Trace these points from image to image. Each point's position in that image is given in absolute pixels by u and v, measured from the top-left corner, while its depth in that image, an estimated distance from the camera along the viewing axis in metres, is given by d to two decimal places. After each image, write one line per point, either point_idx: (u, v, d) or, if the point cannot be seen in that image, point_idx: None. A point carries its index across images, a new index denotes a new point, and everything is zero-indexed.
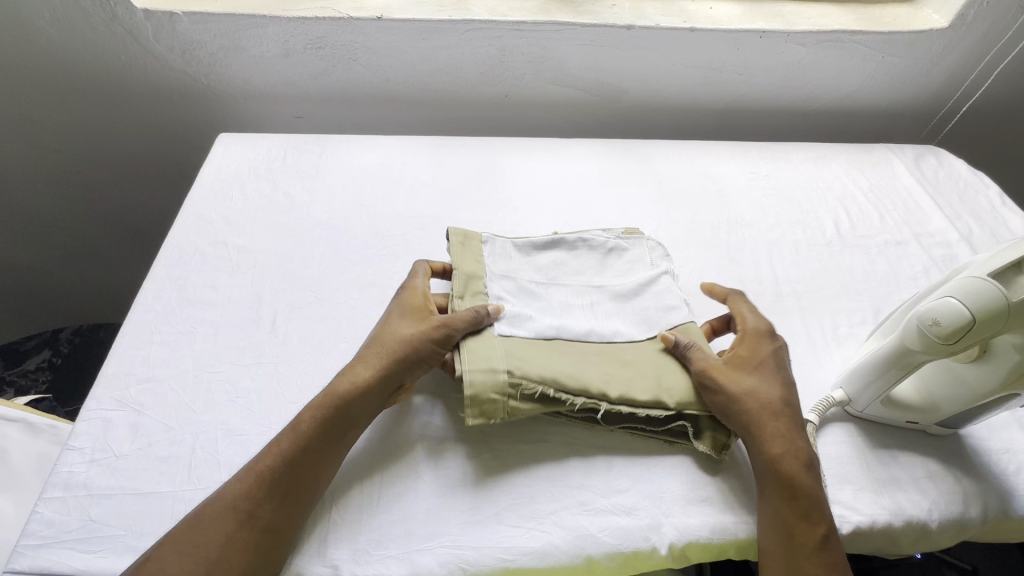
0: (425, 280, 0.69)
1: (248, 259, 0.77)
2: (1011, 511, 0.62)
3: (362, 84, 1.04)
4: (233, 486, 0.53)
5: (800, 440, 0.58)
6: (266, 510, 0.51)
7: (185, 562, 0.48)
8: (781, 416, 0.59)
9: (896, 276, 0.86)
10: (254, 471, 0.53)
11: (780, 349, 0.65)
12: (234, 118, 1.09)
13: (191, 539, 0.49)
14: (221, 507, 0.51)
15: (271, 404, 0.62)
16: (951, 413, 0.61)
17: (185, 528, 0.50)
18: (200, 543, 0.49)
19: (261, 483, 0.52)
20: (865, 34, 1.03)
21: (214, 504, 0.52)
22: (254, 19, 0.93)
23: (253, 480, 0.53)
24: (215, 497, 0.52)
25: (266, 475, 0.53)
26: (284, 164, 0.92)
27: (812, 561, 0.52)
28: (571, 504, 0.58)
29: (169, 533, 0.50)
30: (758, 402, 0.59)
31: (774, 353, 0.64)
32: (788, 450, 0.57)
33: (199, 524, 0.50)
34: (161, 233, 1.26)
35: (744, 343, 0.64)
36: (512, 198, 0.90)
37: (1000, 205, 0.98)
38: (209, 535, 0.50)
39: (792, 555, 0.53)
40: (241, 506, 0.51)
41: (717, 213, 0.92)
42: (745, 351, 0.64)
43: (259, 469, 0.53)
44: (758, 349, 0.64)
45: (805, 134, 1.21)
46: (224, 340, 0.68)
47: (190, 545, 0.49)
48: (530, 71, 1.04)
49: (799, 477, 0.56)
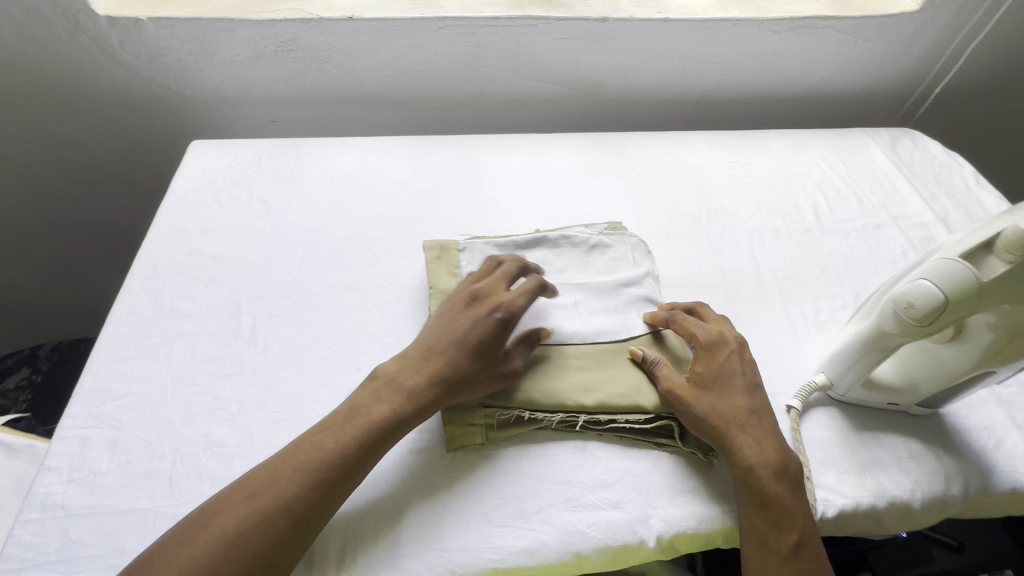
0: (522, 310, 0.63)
1: (225, 268, 0.76)
2: (993, 486, 0.63)
3: (337, 86, 1.03)
4: (287, 485, 0.50)
5: (771, 447, 0.58)
6: (321, 517, 0.51)
7: (235, 557, 0.47)
8: (747, 427, 0.59)
9: (876, 259, 0.86)
10: (305, 470, 0.51)
11: (734, 351, 0.64)
12: (207, 125, 1.07)
13: (244, 538, 0.47)
14: (272, 505, 0.49)
15: (252, 414, 0.62)
16: (930, 393, 0.62)
17: (236, 523, 0.48)
18: (254, 544, 0.47)
19: (317, 491, 0.51)
20: (837, 19, 1.04)
21: (265, 502, 0.49)
22: (222, 23, 0.92)
23: (306, 487, 0.50)
24: (263, 492, 0.50)
25: (324, 485, 0.51)
26: (259, 170, 0.90)
27: (779, 570, 0.53)
28: (558, 501, 0.58)
29: (200, 524, 0.48)
30: (721, 417, 0.59)
31: (728, 362, 0.63)
32: (758, 459, 0.57)
33: (246, 519, 0.48)
34: (136, 242, 1.23)
35: (699, 360, 0.63)
36: (492, 196, 0.89)
37: (974, 184, 1.00)
38: (264, 534, 0.48)
39: (762, 563, 0.54)
40: (295, 507, 0.50)
41: (697, 203, 0.92)
42: (702, 369, 0.62)
43: (313, 472, 0.51)
44: (714, 364, 0.62)
45: (783, 122, 1.22)
46: (202, 352, 0.67)
47: (241, 540, 0.47)
48: (505, 67, 1.03)
49: (769, 487, 0.56)
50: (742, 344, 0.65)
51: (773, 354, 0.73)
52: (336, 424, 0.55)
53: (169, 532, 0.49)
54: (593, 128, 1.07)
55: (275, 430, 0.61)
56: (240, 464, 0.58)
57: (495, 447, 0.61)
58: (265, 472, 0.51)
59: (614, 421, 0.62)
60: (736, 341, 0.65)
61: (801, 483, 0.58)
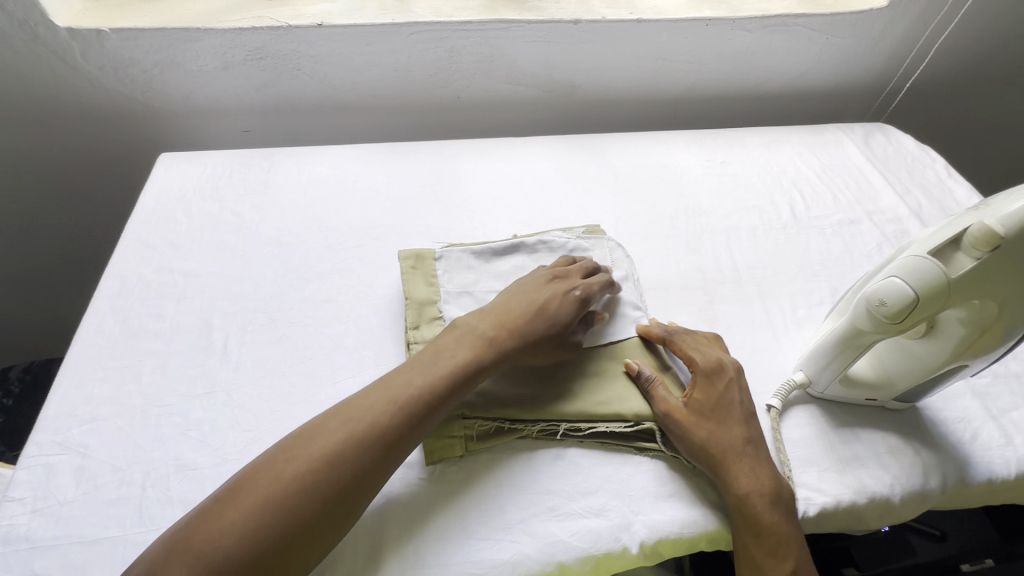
0: (591, 293, 0.67)
1: (195, 283, 0.74)
2: (970, 478, 0.63)
3: (309, 94, 1.01)
4: (382, 414, 0.53)
5: (766, 475, 0.58)
6: (403, 450, 0.53)
7: (331, 477, 0.49)
8: (744, 455, 0.58)
9: (851, 255, 0.87)
10: (396, 403, 0.54)
11: (733, 380, 0.63)
12: (176, 136, 1.05)
13: (340, 458, 0.50)
14: (364, 432, 0.52)
15: (225, 434, 0.60)
16: (906, 388, 0.63)
17: (334, 444, 0.50)
18: (352, 464, 0.50)
19: (407, 423, 0.54)
20: (808, 17, 1.04)
21: (361, 427, 0.52)
22: (189, 33, 0.90)
23: (397, 417, 0.53)
24: (356, 420, 0.52)
25: (413, 417, 0.54)
26: (230, 181, 0.89)
27: None
28: (540, 511, 0.57)
29: (288, 451, 0.50)
30: (718, 446, 0.58)
31: (726, 391, 0.62)
32: (754, 489, 0.56)
33: (340, 444, 0.51)
34: (106, 255, 1.20)
35: (698, 387, 0.62)
36: (469, 202, 0.88)
37: (946, 177, 1.01)
38: (358, 457, 0.50)
39: None
40: (386, 436, 0.52)
41: (674, 203, 0.92)
42: (701, 395, 0.61)
43: (403, 405, 0.54)
44: (712, 392, 0.62)
45: (758, 120, 1.23)
46: (173, 371, 0.65)
47: (338, 460, 0.50)
48: (480, 71, 1.02)
49: (764, 517, 0.55)
50: (741, 371, 0.65)
51: (752, 352, 0.73)
52: (422, 365, 0.58)
53: (240, 469, 0.50)
54: (569, 130, 1.07)
55: (249, 449, 0.59)
56: (213, 486, 0.56)
57: (475, 459, 0.61)
58: (360, 399, 0.54)
59: (595, 429, 0.62)
60: (735, 369, 0.64)
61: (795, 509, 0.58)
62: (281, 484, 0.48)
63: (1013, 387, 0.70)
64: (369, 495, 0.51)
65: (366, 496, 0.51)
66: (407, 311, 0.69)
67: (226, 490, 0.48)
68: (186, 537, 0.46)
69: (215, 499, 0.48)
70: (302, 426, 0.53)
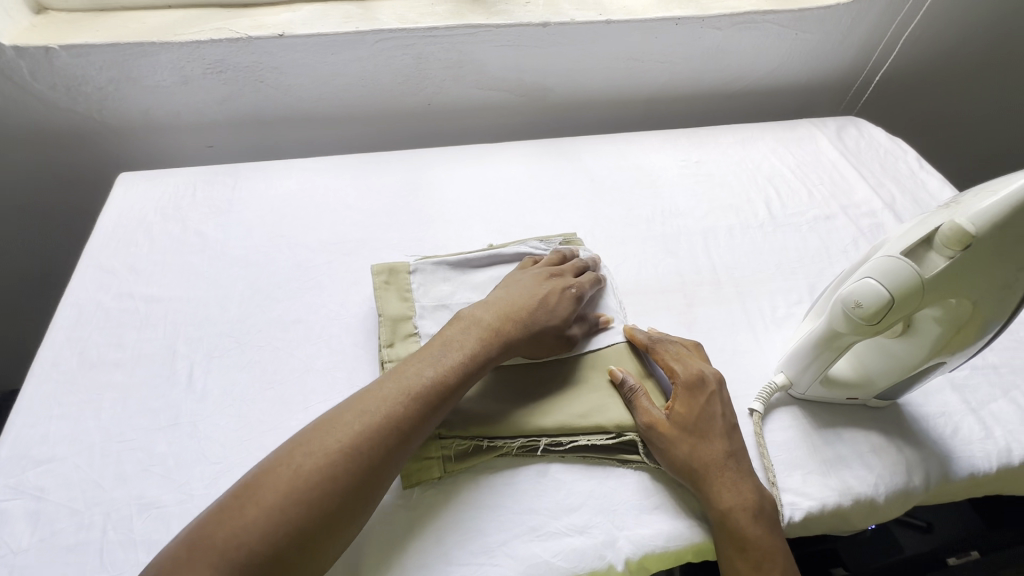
0: (586, 289, 0.68)
1: (158, 310, 0.72)
2: (953, 473, 0.63)
3: (274, 106, 0.98)
4: (398, 403, 0.53)
5: (749, 489, 0.56)
6: (419, 440, 0.53)
7: (350, 468, 0.48)
8: (726, 469, 0.57)
9: (829, 251, 0.87)
10: (408, 394, 0.54)
11: (715, 393, 0.61)
12: (137, 154, 1.01)
13: (358, 450, 0.49)
14: (380, 423, 0.51)
15: (191, 468, 0.58)
16: (886, 386, 0.62)
17: (350, 437, 0.50)
18: (369, 454, 0.50)
19: (422, 412, 0.53)
20: (776, 13, 1.04)
21: (376, 418, 0.51)
22: (143, 47, 0.87)
23: (412, 407, 0.53)
24: (371, 412, 0.52)
25: (429, 406, 0.54)
26: (193, 200, 0.86)
27: None
28: (522, 531, 0.55)
29: (303, 446, 0.49)
30: (700, 461, 0.57)
31: (709, 404, 0.60)
32: (737, 503, 0.55)
33: (357, 436, 0.50)
34: (66, 278, 1.15)
35: (680, 400, 0.61)
36: (442, 212, 0.86)
37: (918, 168, 1.02)
38: (376, 447, 0.50)
39: None
40: (402, 427, 0.52)
41: (651, 205, 0.91)
42: (683, 409, 0.60)
43: (416, 396, 0.54)
44: (693, 405, 0.60)
45: (732, 117, 1.23)
46: (135, 404, 0.62)
47: (356, 452, 0.49)
48: (449, 77, 1.00)
49: (748, 530, 0.54)
50: (723, 383, 0.63)
51: (733, 355, 0.72)
52: (432, 356, 0.57)
53: (250, 470, 0.49)
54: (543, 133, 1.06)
55: (216, 483, 0.57)
56: (179, 525, 0.54)
57: (454, 480, 0.59)
58: (373, 392, 0.53)
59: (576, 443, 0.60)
60: (718, 380, 0.63)
61: (779, 520, 0.57)
62: (301, 479, 0.47)
63: (990, 379, 0.70)
64: (386, 485, 0.51)
65: (384, 486, 0.51)
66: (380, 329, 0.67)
67: (238, 490, 0.47)
68: (202, 537, 0.44)
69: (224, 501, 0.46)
70: (315, 420, 0.52)
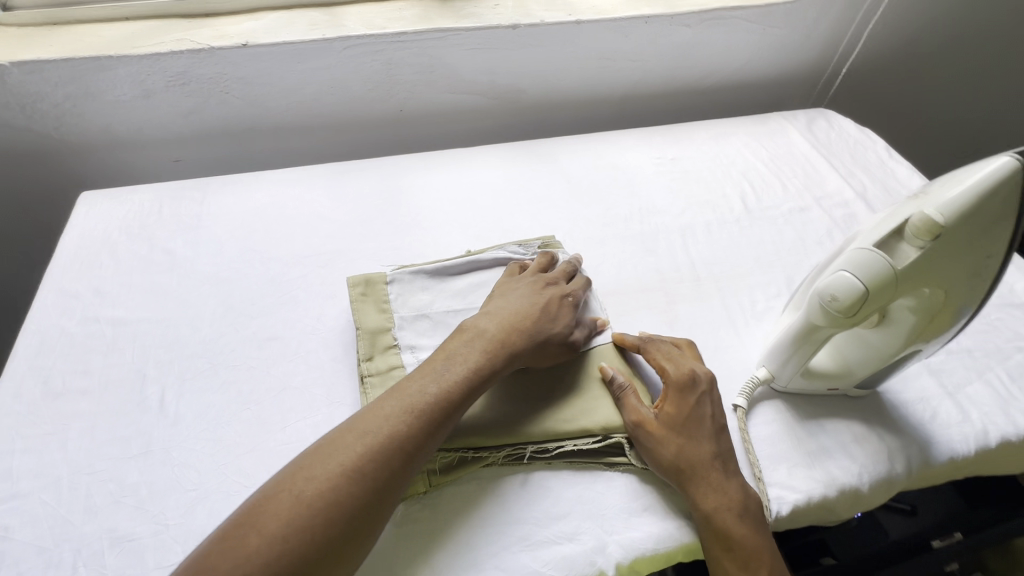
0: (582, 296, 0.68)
1: (126, 332, 0.69)
2: (934, 457, 0.64)
3: (241, 117, 0.96)
4: (401, 421, 0.51)
5: (734, 489, 0.56)
6: (423, 459, 0.52)
7: (354, 492, 0.47)
8: (712, 469, 0.56)
9: (804, 243, 0.88)
10: (412, 412, 0.52)
11: (705, 393, 0.60)
12: (99, 171, 0.98)
13: (362, 471, 0.48)
14: (384, 443, 0.50)
15: (165, 497, 0.56)
16: (864, 375, 0.63)
17: (353, 459, 0.48)
18: (373, 476, 0.48)
19: (426, 430, 0.52)
20: (743, 8, 1.05)
21: (380, 438, 0.50)
22: (100, 61, 0.84)
23: (416, 425, 0.52)
24: (374, 432, 0.50)
25: (432, 422, 0.53)
26: (159, 218, 0.83)
27: None
28: (511, 542, 0.55)
29: (305, 469, 0.48)
30: (686, 461, 0.56)
31: (699, 404, 0.59)
32: (722, 503, 0.55)
33: (360, 457, 0.49)
34: (28, 301, 1.11)
35: (669, 400, 0.60)
36: (419, 219, 0.85)
37: (887, 158, 1.03)
38: (380, 468, 0.49)
39: None
40: (406, 446, 0.51)
41: (628, 204, 0.91)
42: (672, 408, 0.59)
43: (419, 414, 0.52)
44: (684, 406, 0.59)
45: (706, 113, 1.23)
46: (104, 433, 0.60)
47: (360, 474, 0.48)
48: (421, 82, 0.99)
49: (734, 529, 0.54)
50: (714, 382, 0.62)
51: (715, 351, 0.72)
52: (434, 370, 0.56)
53: (249, 497, 0.47)
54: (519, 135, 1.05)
55: (192, 511, 0.55)
56: (154, 556, 0.52)
57: (440, 494, 0.58)
58: (376, 410, 0.52)
59: (562, 448, 0.60)
60: (709, 380, 0.61)
61: (764, 517, 0.57)
62: (303, 505, 0.45)
63: (965, 363, 0.71)
64: (392, 507, 0.49)
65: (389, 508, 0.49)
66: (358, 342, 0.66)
67: (239, 517, 0.45)
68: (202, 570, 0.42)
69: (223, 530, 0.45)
70: (317, 443, 0.50)
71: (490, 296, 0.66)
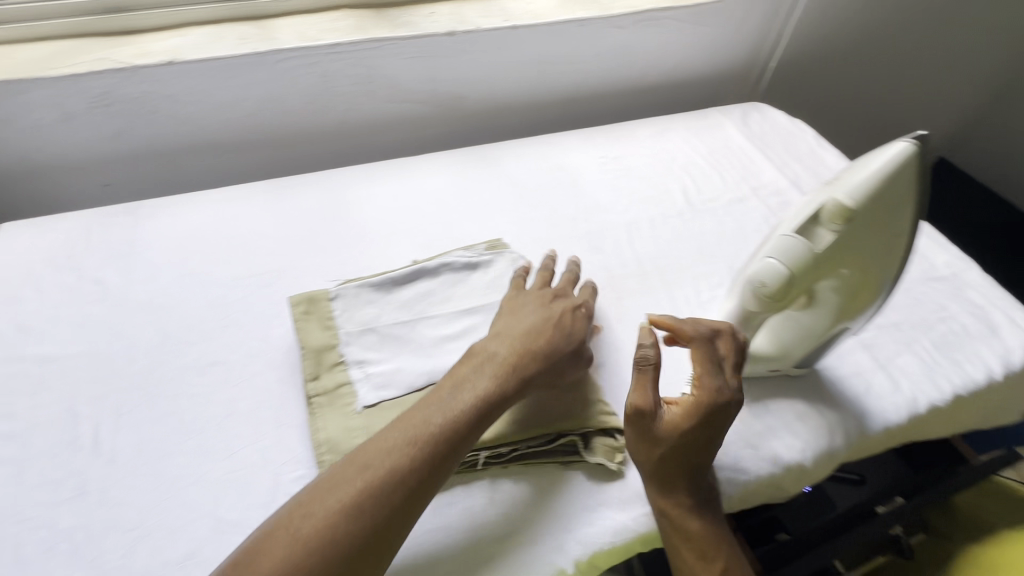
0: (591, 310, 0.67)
1: (54, 369, 0.65)
2: (870, 428, 0.68)
3: (173, 137, 0.93)
4: (405, 455, 0.50)
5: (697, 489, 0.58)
6: (429, 494, 0.50)
7: (352, 532, 0.46)
8: (687, 475, 0.57)
9: (744, 232, 0.91)
10: (419, 445, 0.51)
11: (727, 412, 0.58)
12: (22, 202, 0.93)
13: (361, 509, 0.47)
14: (386, 479, 0.48)
15: (104, 539, 0.53)
16: (800, 356, 0.66)
17: (352, 496, 0.47)
18: (372, 514, 0.47)
19: (432, 464, 0.51)
20: (674, 10, 1.09)
21: (381, 473, 0.49)
22: (11, 86, 0.79)
23: (422, 458, 0.50)
24: (377, 466, 0.49)
25: (438, 457, 0.51)
26: (88, 246, 0.79)
27: None
28: (470, 550, 0.55)
29: (303, 507, 0.47)
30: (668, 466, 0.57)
31: (713, 421, 0.57)
32: (681, 502, 0.57)
33: (360, 493, 0.47)
34: None
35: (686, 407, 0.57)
36: (365, 232, 0.84)
37: (816, 146, 1.09)
38: (381, 506, 0.47)
39: None
40: (409, 482, 0.49)
41: (575, 204, 0.93)
42: (683, 417, 0.57)
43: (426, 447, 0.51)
44: (699, 419, 0.57)
45: (647, 112, 1.27)
46: (33, 478, 0.57)
47: (359, 512, 0.47)
48: (361, 93, 0.98)
49: (689, 525, 0.56)
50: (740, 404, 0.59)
51: None
52: (443, 400, 0.54)
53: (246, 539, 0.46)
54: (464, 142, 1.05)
55: (135, 551, 0.53)
56: None
57: None
58: (381, 444, 0.51)
59: (516, 450, 0.59)
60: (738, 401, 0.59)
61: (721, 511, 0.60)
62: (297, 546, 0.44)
63: (893, 336, 0.75)
64: (394, 547, 0.48)
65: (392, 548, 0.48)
66: (304, 362, 0.65)
67: (236, 555, 0.45)
68: None
69: (218, 567, 0.44)
70: (320, 478, 0.49)
71: (501, 314, 0.65)
